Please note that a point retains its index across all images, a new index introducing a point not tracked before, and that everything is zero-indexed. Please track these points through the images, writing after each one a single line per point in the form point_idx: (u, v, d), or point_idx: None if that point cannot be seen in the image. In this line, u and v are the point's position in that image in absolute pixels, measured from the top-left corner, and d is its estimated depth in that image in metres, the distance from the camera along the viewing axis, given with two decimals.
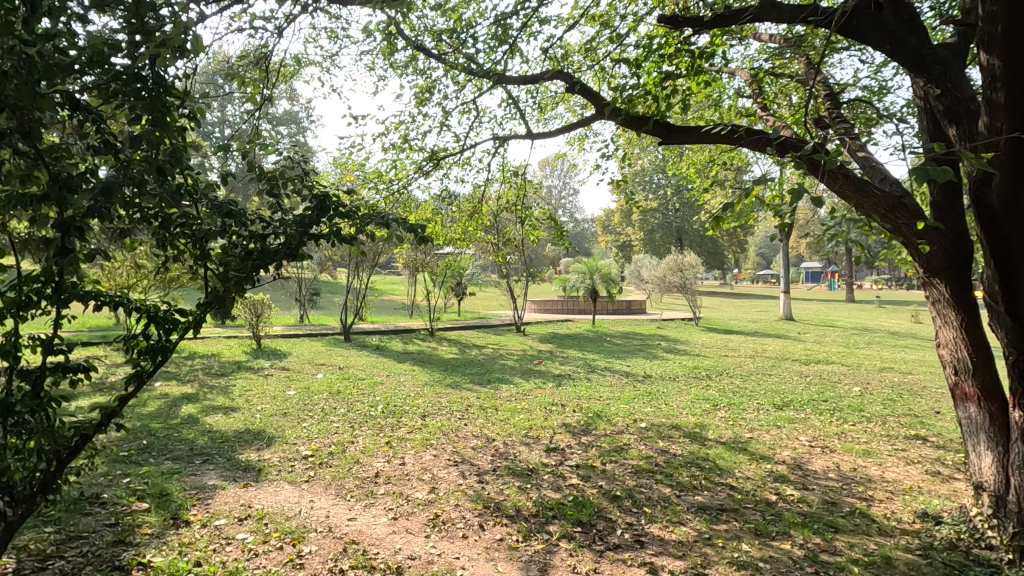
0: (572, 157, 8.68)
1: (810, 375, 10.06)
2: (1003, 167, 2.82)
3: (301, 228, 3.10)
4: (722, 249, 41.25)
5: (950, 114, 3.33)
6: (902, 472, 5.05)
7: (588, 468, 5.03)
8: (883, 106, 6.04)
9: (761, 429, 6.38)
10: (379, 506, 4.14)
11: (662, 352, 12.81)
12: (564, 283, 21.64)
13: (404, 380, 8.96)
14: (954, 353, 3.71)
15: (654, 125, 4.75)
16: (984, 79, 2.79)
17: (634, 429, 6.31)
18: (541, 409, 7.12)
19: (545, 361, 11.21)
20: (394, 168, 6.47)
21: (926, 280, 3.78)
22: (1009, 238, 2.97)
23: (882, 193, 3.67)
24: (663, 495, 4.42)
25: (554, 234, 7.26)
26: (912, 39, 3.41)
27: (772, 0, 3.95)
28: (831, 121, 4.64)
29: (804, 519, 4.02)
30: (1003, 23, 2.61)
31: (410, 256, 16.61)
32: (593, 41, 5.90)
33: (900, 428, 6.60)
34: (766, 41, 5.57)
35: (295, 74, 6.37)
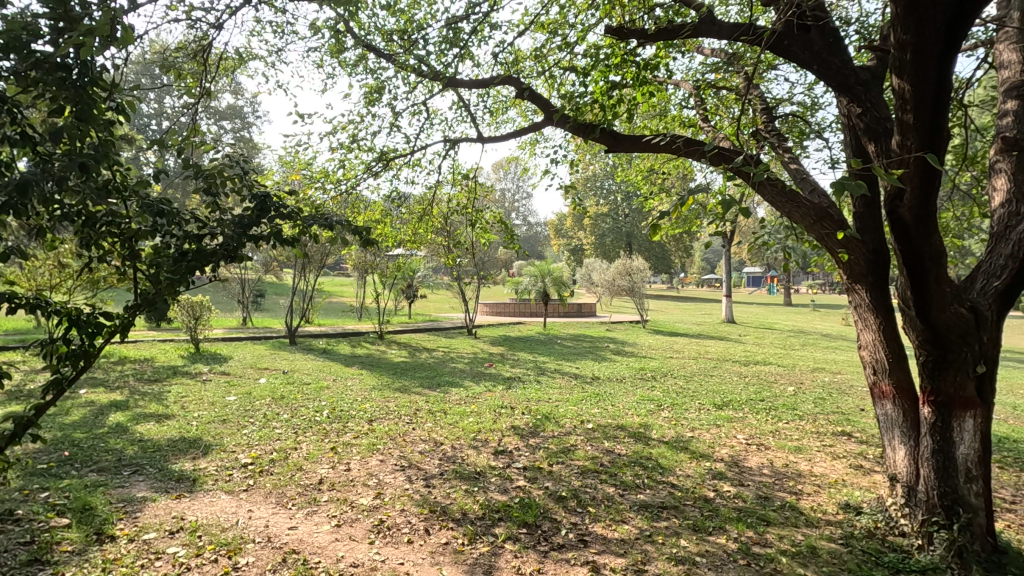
0: (524, 161, 8.75)
1: (748, 376, 10.51)
2: (913, 182, 3.03)
3: (239, 229, 2.99)
4: (669, 254, 42.52)
5: (869, 132, 3.57)
6: (829, 466, 5.36)
7: (535, 470, 5.08)
8: (814, 121, 6.39)
9: (702, 428, 6.62)
10: (321, 514, 4.04)
11: (611, 354, 13.07)
12: (515, 286, 21.72)
13: (351, 385, 8.78)
14: (873, 354, 3.97)
15: (600, 133, 4.86)
16: (897, 101, 3.01)
17: (581, 430, 6.42)
18: (490, 412, 7.12)
19: (497, 364, 11.24)
20: (342, 168, 6.32)
21: (849, 286, 4.03)
22: (917, 246, 3.22)
23: (810, 204, 3.91)
24: (606, 495, 4.53)
25: (505, 238, 7.32)
26: (835, 61, 3.65)
27: (711, 17, 4.13)
28: (766, 134, 4.89)
29: (739, 514, 4.21)
30: (911, 53, 2.80)
31: (359, 258, 16.28)
32: (544, 48, 5.98)
33: (829, 425, 6.99)
34: (708, 55, 5.80)
35: (238, 68, 6.14)
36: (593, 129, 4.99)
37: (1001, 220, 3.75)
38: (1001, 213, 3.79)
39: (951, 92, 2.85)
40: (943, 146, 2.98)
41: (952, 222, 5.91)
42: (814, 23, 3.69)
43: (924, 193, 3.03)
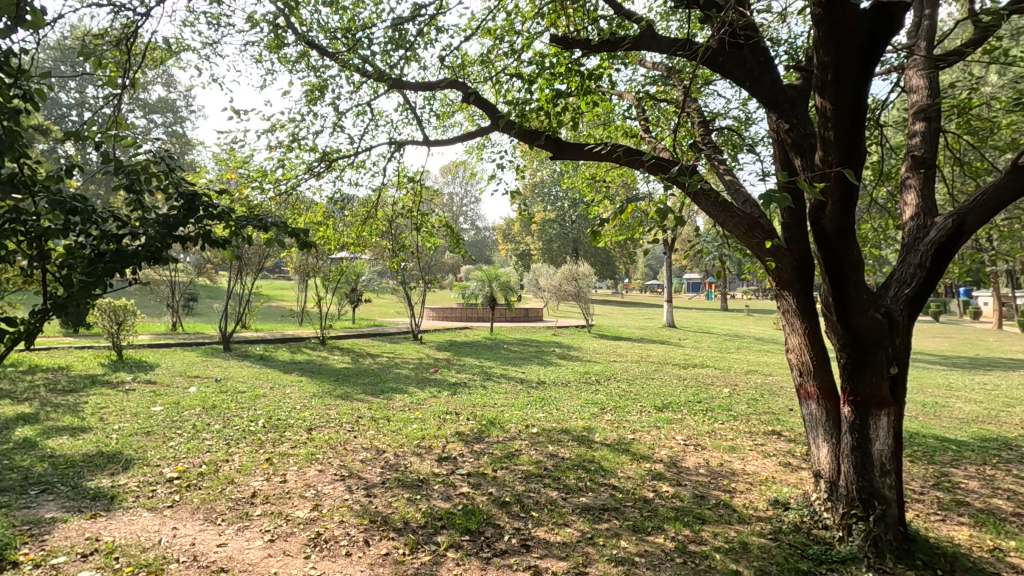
0: (471, 165, 8.73)
1: (687, 379, 10.89)
2: (834, 197, 3.22)
3: (165, 229, 2.81)
4: (613, 260, 43.53)
5: (796, 146, 3.77)
6: (760, 465, 5.62)
7: (479, 476, 5.05)
8: (748, 135, 6.72)
9: (643, 430, 6.79)
10: (254, 529, 3.86)
11: (557, 358, 13.20)
12: (463, 291, 21.57)
13: (290, 392, 8.47)
14: (799, 357, 4.19)
15: (545, 141, 4.91)
16: (819, 119, 3.18)
17: (526, 434, 6.44)
18: (435, 419, 7.04)
19: (442, 370, 11.11)
20: (281, 168, 6.09)
21: (778, 292, 4.24)
22: (838, 256, 3.42)
23: (742, 214, 4.10)
24: (550, 499, 4.56)
25: (451, 242, 7.28)
26: (765, 79, 3.85)
27: (651, 32, 4.27)
28: (703, 146, 5.08)
29: (677, 513, 4.33)
30: (831, 72, 2.99)
31: (299, 260, 15.73)
32: (490, 54, 6.00)
33: (761, 425, 7.34)
34: (650, 68, 5.98)
35: (167, 59, 5.82)
36: (538, 136, 5.04)
37: (912, 232, 4.06)
38: (912, 226, 4.11)
39: (866, 112, 3.05)
40: (861, 163, 3.17)
41: (869, 233, 6.36)
42: (746, 41, 3.88)
43: (843, 205, 3.22)
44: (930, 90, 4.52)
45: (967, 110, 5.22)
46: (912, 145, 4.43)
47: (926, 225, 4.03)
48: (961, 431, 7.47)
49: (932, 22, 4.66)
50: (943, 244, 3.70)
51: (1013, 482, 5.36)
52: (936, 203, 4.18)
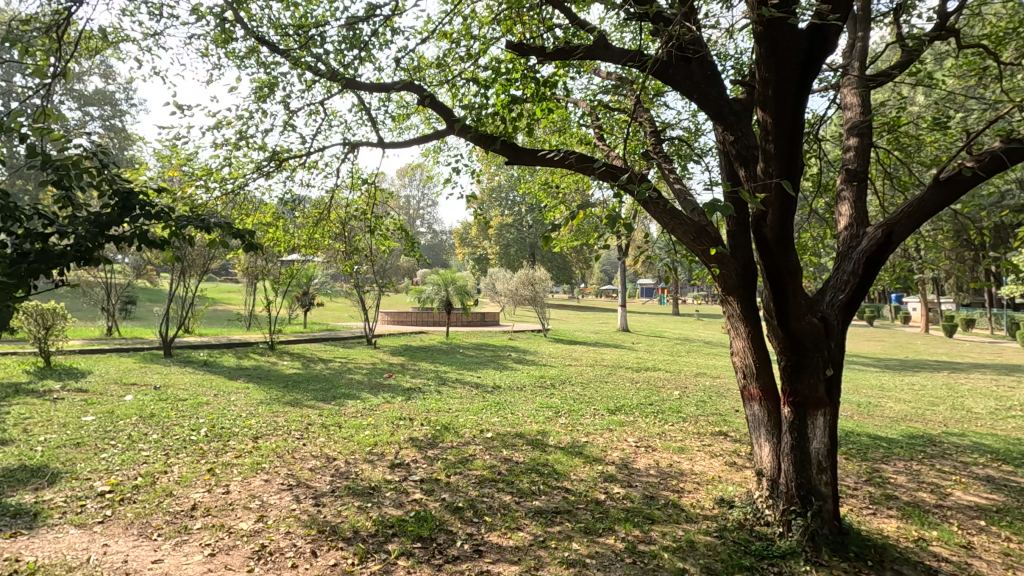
0: (427, 168, 8.66)
1: (639, 382, 11.13)
2: (774, 207, 3.39)
3: (96, 228, 2.64)
4: (569, 265, 44.05)
5: (740, 158, 3.92)
6: (707, 465, 5.80)
7: (432, 482, 5.00)
8: (697, 145, 6.95)
9: (596, 433, 6.89)
10: (192, 543, 3.68)
11: (512, 363, 13.23)
12: (419, 295, 21.33)
13: (235, 399, 8.15)
14: (743, 360, 4.35)
15: (500, 145, 4.94)
16: (761, 132, 3.33)
17: (480, 439, 6.42)
18: (388, 425, 6.93)
19: (396, 375, 10.94)
20: (228, 166, 5.88)
21: (723, 297, 4.40)
22: (778, 263, 3.59)
23: (691, 221, 4.23)
24: (503, 503, 4.56)
25: (406, 245, 7.20)
26: (712, 92, 4.01)
27: (604, 42, 4.38)
28: (654, 156, 5.22)
29: (627, 514, 4.41)
30: (772, 88, 3.14)
31: (248, 263, 15.18)
32: (447, 58, 5.99)
33: (708, 426, 7.57)
34: (604, 78, 6.11)
35: (104, 49, 5.52)
36: (494, 141, 5.05)
37: (846, 241, 4.30)
38: (845, 235, 4.35)
39: (804, 127, 3.22)
40: (800, 175, 3.34)
41: (809, 242, 6.68)
42: (695, 55, 4.03)
43: (783, 214, 3.39)
44: (862, 108, 4.80)
45: (895, 128, 5.57)
46: (847, 159, 4.68)
47: (858, 234, 4.28)
48: (891, 429, 7.94)
49: (865, 44, 4.95)
50: (873, 252, 3.94)
51: (936, 476, 5.73)
52: (867, 214, 4.44)
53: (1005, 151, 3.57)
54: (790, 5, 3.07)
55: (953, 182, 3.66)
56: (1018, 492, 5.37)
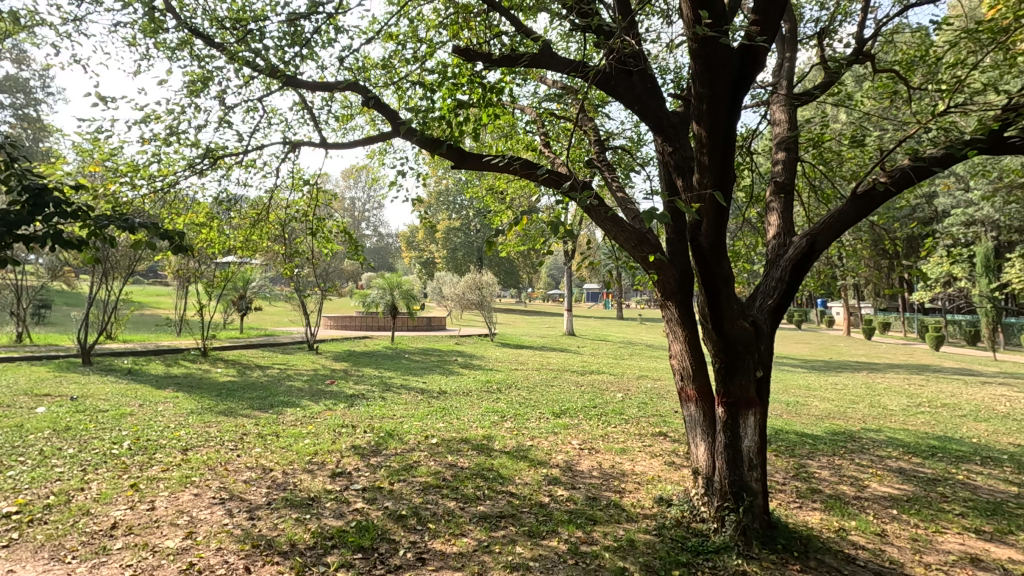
0: (372, 169, 8.52)
1: (584, 385, 11.34)
2: (708, 216, 3.54)
3: (2, 227, 2.43)
4: (517, 270, 44.32)
5: (678, 168, 4.07)
6: (648, 465, 5.97)
7: (375, 490, 4.89)
8: (640, 155, 7.18)
9: (541, 437, 6.95)
10: (112, 565, 3.44)
11: (459, 368, 13.16)
12: (363, 299, 20.84)
13: (163, 409, 7.69)
14: (680, 363, 4.50)
15: (447, 150, 4.93)
16: (697, 144, 3.48)
17: (425, 445, 6.34)
18: (329, 432, 6.73)
19: (339, 381, 10.64)
20: (157, 163, 5.57)
21: (662, 302, 4.55)
22: (712, 269, 3.75)
23: (632, 229, 4.37)
24: (447, 510, 4.52)
25: (350, 249, 7.04)
26: (653, 104, 4.16)
27: (549, 51, 4.46)
28: (599, 164, 5.35)
29: (570, 516, 4.48)
30: (707, 103, 3.29)
31: (179, 265, 14.39)
32: (392, 59, 5.93)
33: (649, 427, 7.81)
34: (550, 86, 6.21)
35: (16, 33, 5.11)
36: (440, 144, 5.02)
37: (775, 249, 4.56)
38: (774, 243, 4.62)
39: (736, 140, 3.38)
40: (732, 186, 3.51)
41: (742, 250, 7.01)
42: (637, 68, 4.17)
43: (717, 224, 3.56)
44: (789, 124, 5.11)
45: (820, 143, 5.94)
46: (776, 172, 4.96)
47: (785, 243, 4.55)
48: (816, 427, 8.44)
49: (792, 65, 5.27)
50: (799, 260, 4.19)
51: (855, 470, 6.14)
52: (794, 224, 4.73)
53: (914, 169, 3.90)
54: (722, 24, 3.23)
55: (868, 196, 3.97)
56: (925, 481, 5.84)
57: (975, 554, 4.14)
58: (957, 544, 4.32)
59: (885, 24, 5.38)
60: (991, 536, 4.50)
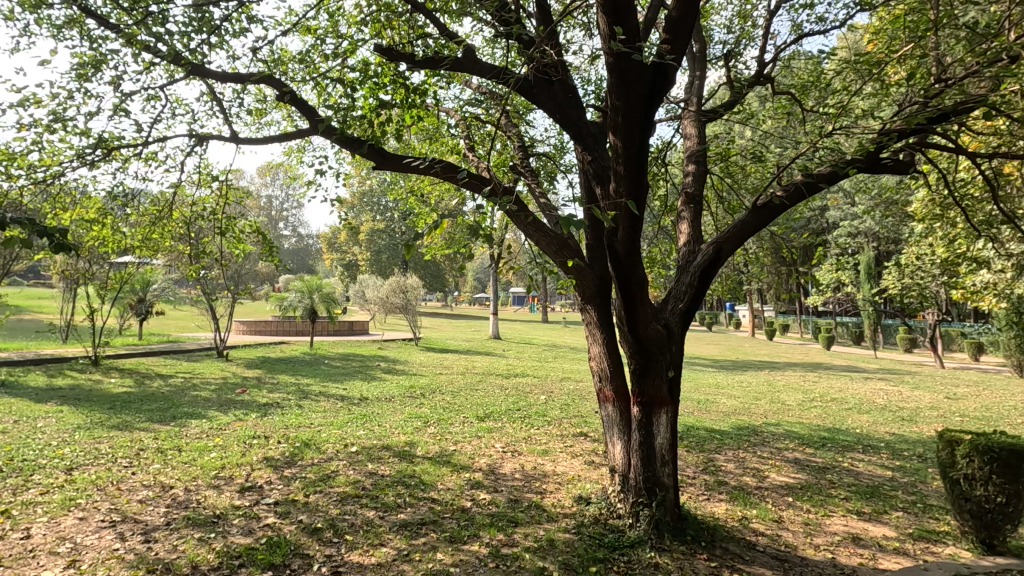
0: (289, 167, 8.14)
1: (508, 388, 11.42)
2: (623, 225, 3.68)
3: None
4: (443, 273, 43.96)
5: (597, 176, 4.22)
6: (568, 465, 6.11)
7: (288, 503, 4.66)
8: (563, 162, 7.37)
9: (464, 441, 6.93)
10: None
11: (381, 373, 12.81)
12: (280, 302, 19.82)
13: (44, 425, 6.92)
14: (598, 364, 4.64)
15: (368, 150, 4.80)
16: (614, 154, 3.61)
17: (343, 454, 6.13)
18: (239, 445, 6.34)
19: (251, 390, 10.03)
20: (38, 151, 5.01)
21: (582, 306, 4.67)
22: (628, 275, 3.90)
23: (553, 234, 4.47)
24: (366, 520, 4.39)
25: (263, 249, 6.68)
26: (573, 113, 4.29)
27: (470, 56, 4.48)
28: (522, 169, 5.42)
29: (491, 519, 4.49)
30: (622, 115, 3.42)
31: (65, 265, 13.02)
32: (310, 53, 5.72)
33: (571, 428, 8.00)
34: (474, 90, 6.23)
35: None
36: (361, 144, 4.89)
37: (685, 256, 4.82)
38: (684, 250, 4.88)
39: (649, 152, 3.54)
40: (646, 195, 3.68)
41: (657, 256, 7.36)
42: (558, 78, 4.29)
43: (631, 231, 3.71)
44: (699, 138, 5.43)
45: (726, 157, 6.36)
46: (687, 183, 5.26)
47: (695, 250, 4.83)
48: (723, 423, 9.00)
49: (701, 83, 5.61)
50: (706, 266, 4.46)
51: (757, 462, 6.61)
52: (702, 232, 5.02)
53: (805, 184, 4.27)
54: (636, 40, 3.38)
55: (766, 208, 4.30)
56: (816, 469, 6.39)
57: (856, 533, 4.58)
58: (842, 525, 4.75)
59: (783, 50, 5.84)
60: (870, 516, 5.00)
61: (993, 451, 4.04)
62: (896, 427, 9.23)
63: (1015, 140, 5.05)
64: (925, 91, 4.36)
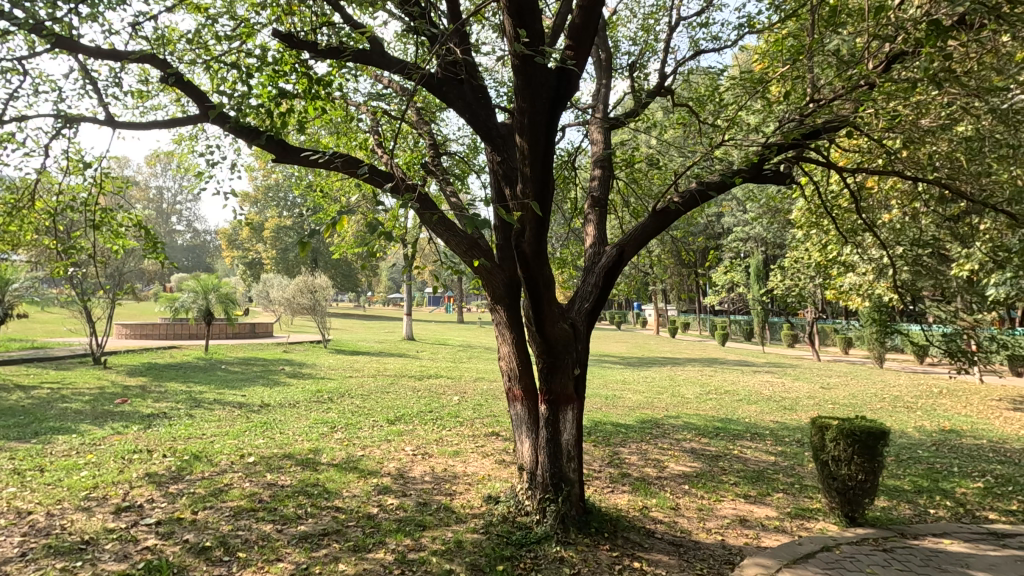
0: (180, 156, 7.49)
1: (421, 390, 11.26)
2: (530, 226, 3.71)
3: None
4: (355, 273, 42.51)
5: (506, 177, 4.25)
6: (479, 465, 6.12)
7: (172, 522, 4.28)
8: (476, 162, 7.36)
9: (373, 445, 6.73)
10: None
11: (285, 378, 12.12)
12: (170, 303, 18.17)
13: None
14: (507, 364, 4.66)
15: (267, 141, 4.51)
16: (520, 155, 3.63)
17: (239, 466, 5.73)
18: (116, 461, 5.73)
19: (133, 400, 9.10)
20: None
21: (491, 305, 4.67)
22: (535, 275, 3.94)
23: (463, 233, 4.43)
24: (262, 534, 4.12)
25: (146, 245, 6.07)
26: (482, 113, 4.30)
27: (374, 49, 4.35)
28: (434, 167, 5.34)
29: (399, 524, 4.39)
30: (528, 117, 3.46)
31: None
32: (202, 33, 5.30)
33: (483, 427, 8.02)
34: (384, 85, 6.06)
35: None
36: (259, 134, 4.59)
37: (591, 257, 4.97)
38: (590, 252, 5.03)
39: (555, 154, 3.61)
40: (551, 197, 3.74)
41: (568, 257, 7.54)
42: (467, 78, 4.28)
43: (538, 231, 3.75)
44: (605, 144, 5.63)
45: (631, 164, 6.66)
46: (593, 187, 5.42)
47: (599, 252, 4.99)
48: (628, 417, 9.41)
49: (608, 91, 5.82)
50: (610, 268, 4.64)
51: (658, 453, 6.99)
52: (607, 235, 5.21)
53: (699, 192, 4.57)
54: (540, 44, 3.43)
55: (664, 213, 4.56)
56: (710, 458, 6.86)
57: (743, 515, 4.96)
58: (731, 509, 5.13)
59: (682, 64, 6.19)
60: (755, 499, 5.43)
61: (855, 434, 4.53)
62: (779, 416, 10.14)
63: (872, 158, 5.71)
64: (801, 109, 4.79)
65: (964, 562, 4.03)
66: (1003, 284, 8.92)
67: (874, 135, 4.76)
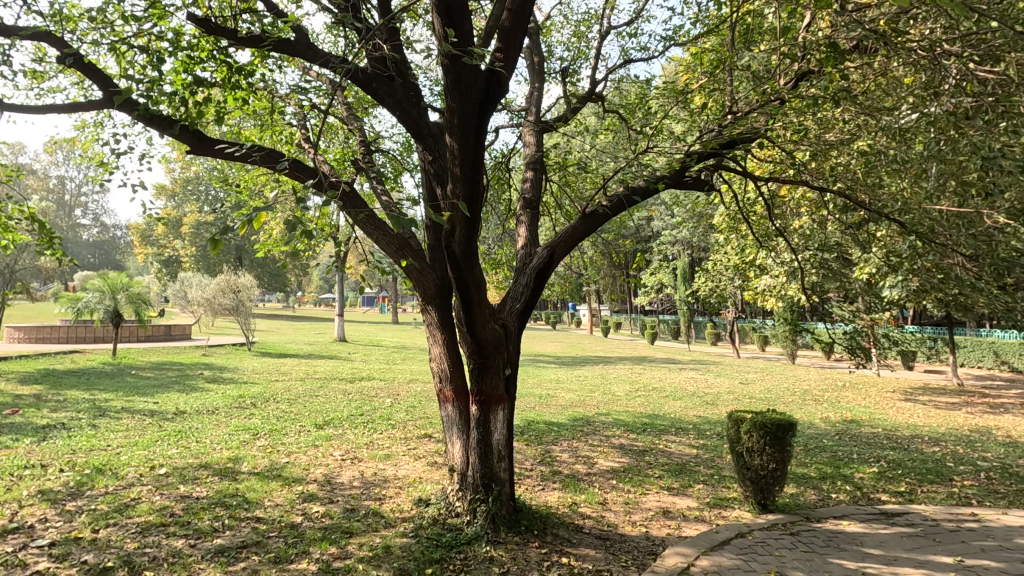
0: (82, 145, 6.89)
1: (352, 393, 10.95)
2: (460, 226, 3.69)
3: None
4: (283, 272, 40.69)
5: (438, 177, 4.23)
6: (410, 468, 6.02)
7: (69, 542, 3.93)
8: (409, 161, 7.25)
9: (298, 452, 6.48)
10: None
11: (203, 383, 11.40)
12: (72, 304, 16.64)
13: None
14: (438, 365, 4.63)
15: (180, 131, 4.24)
16: (450, 155, 3.61)
17: (149, 478, 5.35)
18: (3, 478, 5.19)
19: (25, 410, 8.27)
20: None
21: (422, 306, 4.62)
22: (465, 275, 3.92)
23: (392, 233, 4.37)
24: (172, 550, 3.87)
25: (41, 241, 5.54)
26: (412, 111, 4.25)
27: (297, 40, 4.18)
28: (364, 164, 5.19)
29: (324, 532, 4.24)
30: (457, 117, 3.45)
31: None
32: (107, 12, 4.91)
33: (416, 430, 7.91)
34: (312, 77, 5.85)
35: None
36: (171, 124, 4.31)
37: (523, 258, 5.02)
38: (522, 253, 5.08)
39: (484, 154, 3.61)
40: (480, 198, 3.74)
41: (502, 258, 7.58)
42: (397, 74, 4.21)
43: (468, 232, 3.74)
44: (537, 147, 5.69)
45: (563, 168, 6.78)
46: (526, 188, 5.47)
47: (531, 252, 5.06)
48: (560, 415, 9.59)
49: (540, 94, 5.90)
50: (541, 269, 4.70)
51: (588, 450, 7.16)
52: (539, 236, 5.29)
53: (626, 197, 4.72)
54: (468, 44, 3.42)
55: (594, 216, 4.67)
56: (637, 453, 7.10)
57: (665, 507, 5.18)
58: (655, 501, 5.34)
59: (613, 72, 6.38)
60: (678, 490, 5.68)
61: (766, 426, 4.84)
62: (702, 411, 10.65)
63: (784, 168, 6.12)
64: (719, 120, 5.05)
65: (859, 540, 4.40)
66: (896, 286, 9.80)
67: (784, 147, 5.11)
